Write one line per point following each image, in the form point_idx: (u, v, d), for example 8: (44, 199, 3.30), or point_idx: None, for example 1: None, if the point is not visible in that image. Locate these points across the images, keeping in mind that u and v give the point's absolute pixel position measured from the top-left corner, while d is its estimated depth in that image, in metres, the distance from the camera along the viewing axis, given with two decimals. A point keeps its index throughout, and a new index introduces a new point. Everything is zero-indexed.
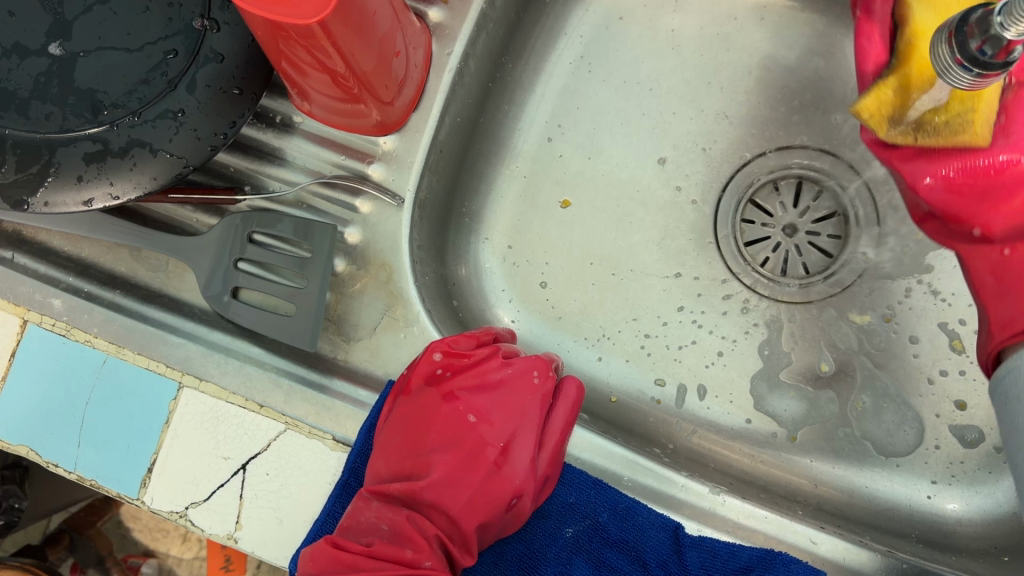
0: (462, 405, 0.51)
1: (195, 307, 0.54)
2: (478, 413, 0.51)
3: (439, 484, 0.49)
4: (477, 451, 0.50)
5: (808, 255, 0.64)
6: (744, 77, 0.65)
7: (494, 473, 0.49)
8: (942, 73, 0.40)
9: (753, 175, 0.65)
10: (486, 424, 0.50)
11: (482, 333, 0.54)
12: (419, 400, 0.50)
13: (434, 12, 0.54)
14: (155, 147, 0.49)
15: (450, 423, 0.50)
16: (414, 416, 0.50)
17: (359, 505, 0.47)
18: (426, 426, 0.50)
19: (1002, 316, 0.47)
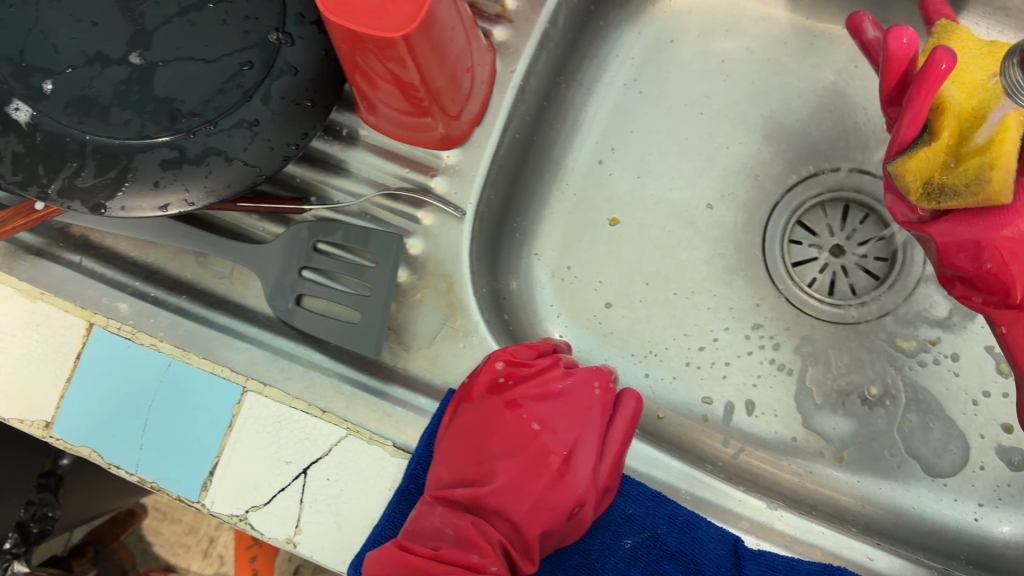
0: (524, 413, 0.51)
1: (259, 313, 0.55)
2: (542, 422, 0.51)
3: (503, 490, 0.49)
4: (542, 459, 0.50)
5: (855, 277, 0.65)
6: (793, 101, 0.66)
7: (557, 481, 0.50)
8: (1010, 92, 0.40)
9: (801, 197, 0.66)
10: (550, 432, 0.51)
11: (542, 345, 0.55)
12: (483, 406, 0.51)
13: (499, 31, 0.55)
14: (230, 156, 0.50)
15: (514, 432, 0.51)
16: (479, 423, 0.51)
17: (423, 510, 0.48)
18: (490, 434, 0.51)
19: None
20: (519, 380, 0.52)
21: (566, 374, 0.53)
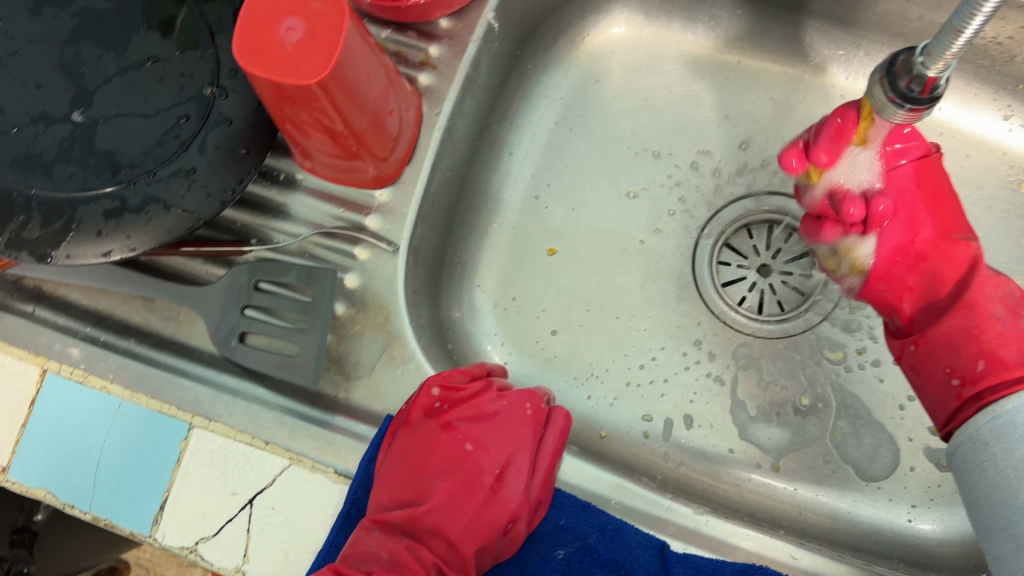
0: (460, 434, 0.54)
1: (205, 352, 0.57)
2: (475, 442, 0.54)
3: (438, 509, 0.52)
4: (475, 478, 0.53)
5: (783, 294, 0.68)
6: (714, 130, 0.70)
7: (490, 498, 0.53)
8: (879, 110, 0.44)
9: (728, 219, 0.69)
10: (482, 452, 0.54)
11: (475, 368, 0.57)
12: (421, 428, 0.53)
13: (423, 76, 0.59)
14: (169, 203, 0.53)
15: (449, 454, 0.54)
16: (417, 445, 0.53)
17: (361, 533, 0.50)
18: (427, 456, 0.54)
19: (933, 410, 0.55)
20: (454, 402, 0.54)
21: (497, 395, 0.55)
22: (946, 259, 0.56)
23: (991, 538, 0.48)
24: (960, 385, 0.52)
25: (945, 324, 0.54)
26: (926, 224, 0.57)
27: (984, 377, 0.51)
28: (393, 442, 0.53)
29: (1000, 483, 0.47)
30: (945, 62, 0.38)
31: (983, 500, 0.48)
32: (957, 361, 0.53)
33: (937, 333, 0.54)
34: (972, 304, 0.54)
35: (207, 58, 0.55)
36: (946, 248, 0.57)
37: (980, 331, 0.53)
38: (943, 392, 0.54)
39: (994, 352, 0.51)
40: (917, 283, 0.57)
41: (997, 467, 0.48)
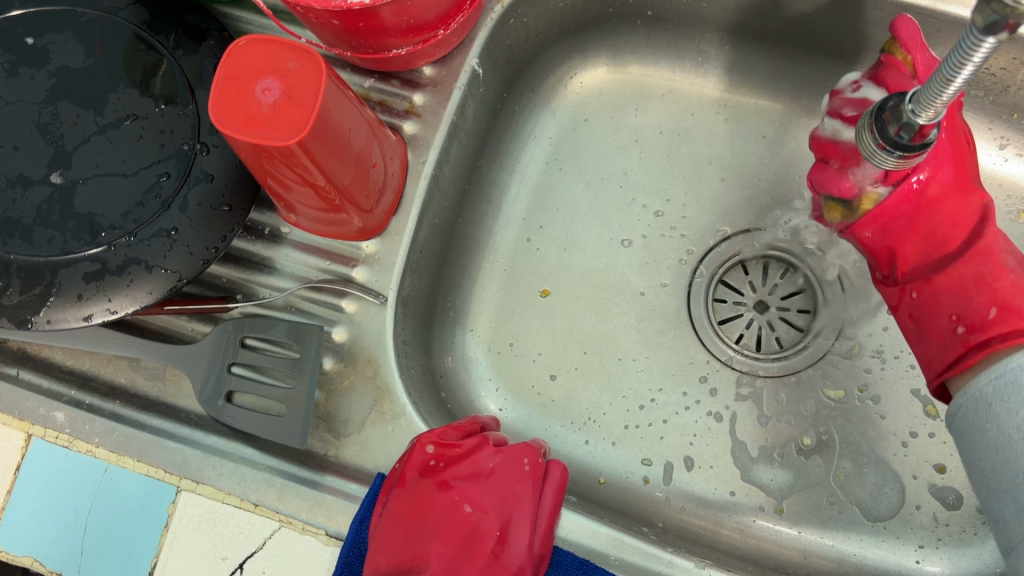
0: (457, 492, 0.51)
1: (191, 413, 0.55)
2: (473, 502, 0.51)
3: None
4: (476, 539, 0.50)
5: (781, 330, 0.67)
6: (705, 167, 0.69)
7: (492, 561, 0.50)
8: (869, 157, 0.43)
9: (724, 255, 0.68)
10: (481, 512, 0.51)
11: (468, 423, 0.56)
12: (416, 488, 0.51)
13: (408, 126, 0.58)
14: (150, 264, 0.52)
15: (448, 514, 0.50)
16: (413, 504, 0.50)
17: None
18: (424, 517, 0.50)
19: (927, 358, 0.54)
20: (448, 461, 0.52)
21: (494, 452, 0.54)
22: (958, 205, 0.55)
23: (994, 499, 0.47)
24: (965, 333, 0.51)
25: (957, 268, 0.53)
26: (948, 168, 0.54)
27: (994, 324, 0.50)
28: (388, 506, 0.50)
29: (1003, 446, 0.46)
30: (935, 110, 0.37)
31: (985, 461, 0.47)
32: (967, 309, 0.52)
33: (946, 280, 0.54)
34: (987, 250, 0.53)
35: (187, 113, 0.55)
36: (960, 195, 0.55)
37: (992, 278, 0.52)
38: (944, 342, 0.53)
39: (1006, 302, 0.50)
40: (928, 226, 0.55)
41: (1000, 428, 0.46)
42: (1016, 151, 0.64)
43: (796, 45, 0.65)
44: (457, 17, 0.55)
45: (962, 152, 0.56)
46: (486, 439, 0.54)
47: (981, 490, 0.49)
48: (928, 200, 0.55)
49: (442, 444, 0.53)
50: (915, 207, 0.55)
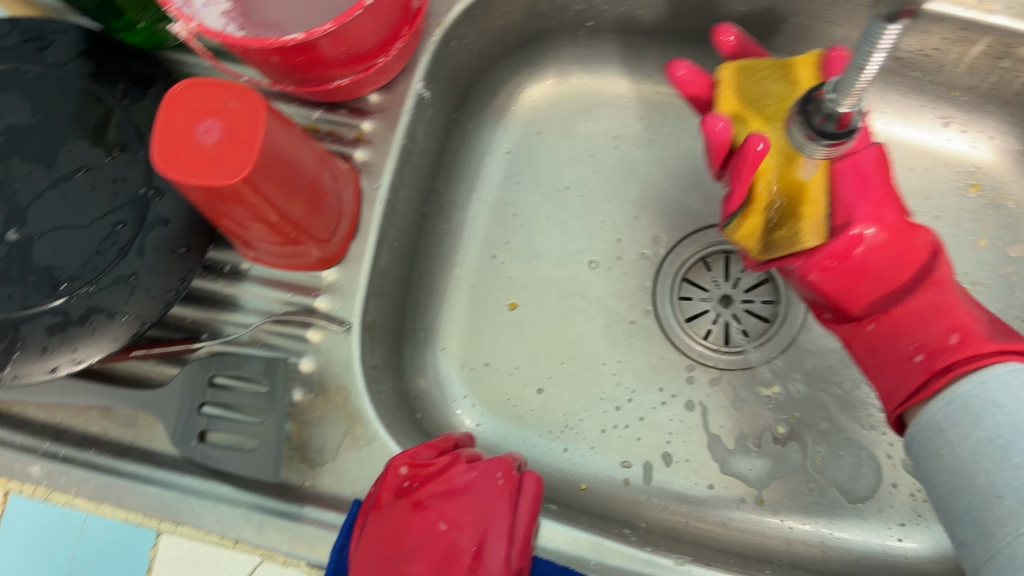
0: (434, 512, 0.52)
1: (166, 455, 0.56)
2: (450, 520, 0.52)
3: None
4: (453, 556, 0.50)
5: (746, 322, 0.68)
6: (658, 170, 0.71)
7: None
8: (799, 149, 0.44)
9: (682, 256, 0.69)
10: (457, 529, 0.51)
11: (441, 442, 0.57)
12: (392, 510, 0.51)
13: (358, 152, 0.59)
14: (112, 311, 0.52)
15: (425, 533, 0.51)
16: (391, 525, 0.51)
17: None
18: (401, 537, 0.50)
19: (888, 388, 0.52)
20: (424, 481, 0.53)
21: (470, 470, 0.54)
22: (908, 244, 0.52)
23: (955, 525, 0.46)
24: (927, 360, 0.50)
25: (913, 299, 0.52)
26: (890, 209, 0.52)
27: (959, 348, 0.49)
28: (365, 529, 0.51)
29: (960, 469, 0.45)
30: (855, 98, 0.38)
31: (942, 488, 0.46)
32: (926, 336, 0.50)
33: (903, 312, 0.52)
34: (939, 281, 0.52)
35: (139, 160, 0.55)
36: (906, 234, 0.52)
37: (949, 307, 0.51)
38: (903, 370, 0.51)
39: (965, 327, 0.49)
40: (878, 266, 0.52)
41: (954, 453, 0.46)
42: (960, 128, 0.65)
43: None
44: (397, 43, 0.56)
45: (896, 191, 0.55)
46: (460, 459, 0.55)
47: (943, 519, 0.47)
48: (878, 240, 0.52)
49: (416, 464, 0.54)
50: (863, 252, 0.52)
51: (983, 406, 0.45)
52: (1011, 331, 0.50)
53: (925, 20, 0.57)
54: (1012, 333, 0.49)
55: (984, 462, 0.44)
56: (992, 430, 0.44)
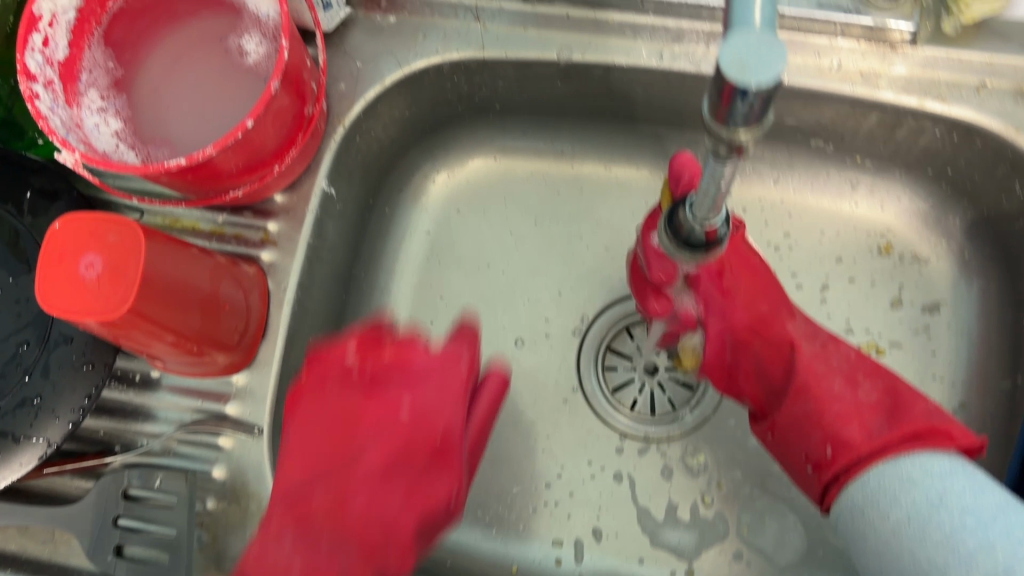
0: (388, 459, 0.48)
1: (82, 571, 0.56)
2: (407, 398, 0.51)
3: (371, 493, 0.48)
4: (414, 439, 0.49)
5: (671, 390, 0.68)
6: (578, 244, 0.70)
7: (433, 462, 0.49)
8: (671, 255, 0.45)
9: (605, 327, 0.69)
10: (414, 403, 0.50)
11: (452, 353, 0.52)
12: (365, 498, 0.48)
13: (266, 254, 0.59)
14: (16, 435, 0.53)
15: (377, 418, 0.50)
16: (353, 542, 0.47)
17: (269, 546, 0.46)
18: (352, 426, 0.50)
19: (801, 486, 0.55)
20: (393, 416, 0.50)
21: (456, 413, 0.51)
22: (766, 343, 0.56)
23: None
24: (817, 470, 0.52)
25: (788, 409, 0.53)
26: (735, 312, 0.57)
27: (836, 457, 0.50)
28: (313, 486, 0.48)
29: (884, 549, 0.46)
30: (715, 213, 0.40)
31: (872, 570, 0.47)
32: (810, 447, 0.52)
33: (786, 420, 0.54)
34: (804, 388, 0.53)
35: None
36: (765, 330, 0.56)
37: (820, 417, 0.51)
38: (804, 475, 0.53)
39: (837, 435, 0.50)
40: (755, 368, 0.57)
41: (878, 535, 0.46)
42: (869, 191, 0.66)
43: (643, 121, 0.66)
44: (291, 150, 0.55)
45: (754, 285, 0.58)
46: (446, 448, 0.50)
47: None
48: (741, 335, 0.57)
49: (388, 463, 0.48)
50: (729, 354, 0.58)
51: (898, 484, 0.46)
52: (889, 412, 0.51)
53: (816, 98, 0.58)
54: (887, 425, 0.50)
55: (905, 540, 0.44)
56: (909, 508, 0.45)
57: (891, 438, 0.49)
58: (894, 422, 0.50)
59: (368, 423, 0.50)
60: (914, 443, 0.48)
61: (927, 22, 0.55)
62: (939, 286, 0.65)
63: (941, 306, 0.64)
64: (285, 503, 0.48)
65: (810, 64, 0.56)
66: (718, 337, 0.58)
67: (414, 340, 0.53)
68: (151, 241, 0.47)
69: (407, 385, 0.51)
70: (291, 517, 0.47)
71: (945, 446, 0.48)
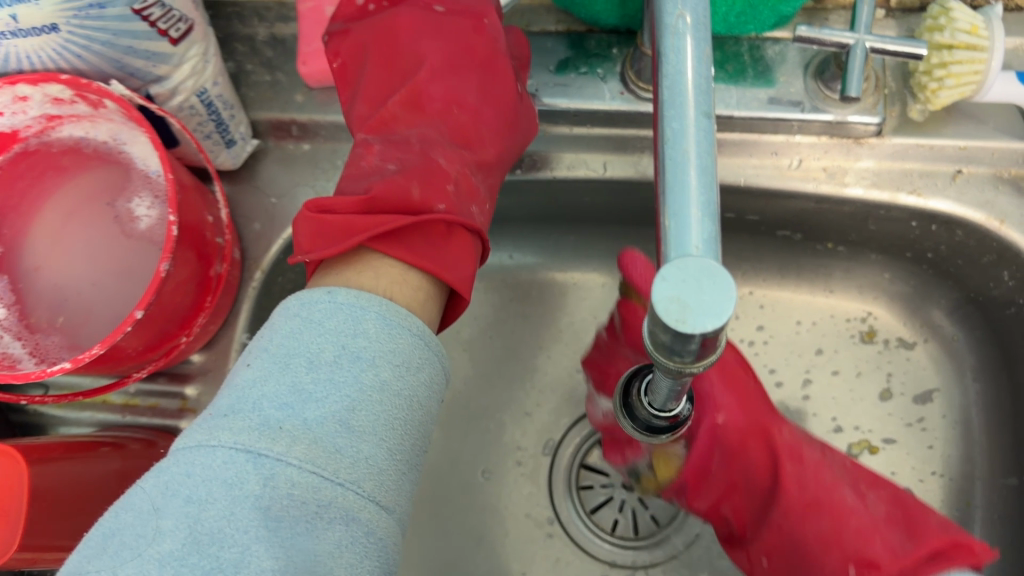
0: (438, 125, 0.49)
1: None
2: (443, 1, 0.51)
3: (439, 72, 0.50)
4: (469, 41, 0.50)
5: (655, 506, 0.61)
6: (538, 354, 0.65)
7: (491, 53, 0.49)
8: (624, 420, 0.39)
9: (576, 441, 0.63)
10: (451, 7, 0.51)
11: (469, 3, 0.51)
12: (397, 160, 0.46)
13: (185, 424, 0.52)
14: None
15: (416, 25, 0.51)
16: (405, 176, 0.45)
17: (362, 156, 0.47)
18: (393, 39, 0.51)
19: None
20: (419, 68, 0.50)
21: (513, 84, 0.49)
22: (758, 451, 0.51)
23: None
24: None
25: (793, 526, 0.47)
26: (735, 410, 0.51)
27: None
28: (386, 104, 0.49)
29: None
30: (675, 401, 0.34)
31: None
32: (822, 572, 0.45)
33: (789, 539, 0.47)
34: (818, 501, 0.47)
35: None
36: (758, 438, 0.51)
37: (836, 533, 0.46)
38: None
39: (860, 554, 0.45)
40: (740, 479, 0.51)
41: None
42: (841, 281, 0.61)
43: (595, 225, 0.62)
44: (200, 317, 0.49)
45: (741, 385, 0.53)
46: (493, 57, 0.49)
47: None
48: (736, 442, 0.51)
49: (448, 60, 0.50)
50: (721, 461, 0.51)
51: None
52: (902, 525, 0.46)
53: (777, 198, 0.53)
54: (908, 539, 0.45)
55: None
56: None
57: (919, 554, 0.43)
58: (915, 538, 0.44)
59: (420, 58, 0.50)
60: (942, 560, 0.43)
61: (891, 110, 0.50)
62: (930, 374, 0.59)
63: (934, 397, 0.59)
64: (363, 124, 0.49)
65: (767, 164, 0.51)
66: (706, 440, 0.51)
67: (409, 11, 0.51)
68: (36, 464, 0.43)
69: (430, 31, 0.50)
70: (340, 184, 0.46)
71: (966, 561, 0.43)
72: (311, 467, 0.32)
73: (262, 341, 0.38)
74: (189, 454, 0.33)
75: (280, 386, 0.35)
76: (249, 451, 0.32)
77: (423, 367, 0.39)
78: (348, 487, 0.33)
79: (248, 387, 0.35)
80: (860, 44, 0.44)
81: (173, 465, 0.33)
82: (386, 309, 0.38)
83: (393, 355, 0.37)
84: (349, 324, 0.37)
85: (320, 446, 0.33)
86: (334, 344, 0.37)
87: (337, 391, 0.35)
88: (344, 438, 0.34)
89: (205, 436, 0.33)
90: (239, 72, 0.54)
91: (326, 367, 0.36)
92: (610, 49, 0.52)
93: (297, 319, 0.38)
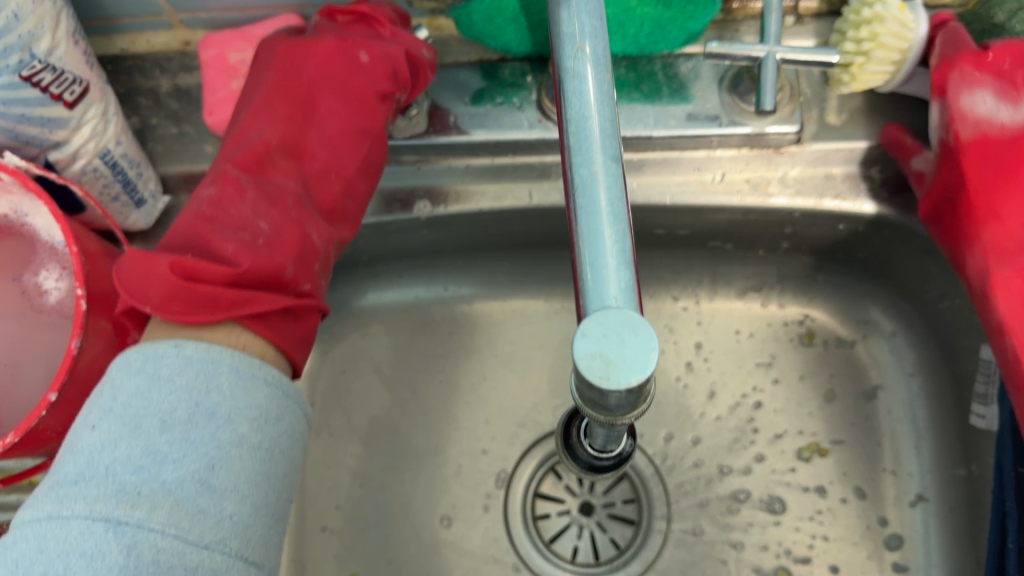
0: (313, 188, 0.46)
1: None
2: (372, 53, 0.47)
3: (335, 139, 0.47)
4: (369, 122, 0.47)
5: (614, 530, 0.58)
6: (482, 383, 0.63)
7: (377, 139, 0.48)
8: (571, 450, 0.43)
9: (529, 470, 0.60)
10: (375, 66, 0.47)
11: (396, 69, 0.47)
12: (273, 221, 0.42)
13: None
14: None
15: (331, 71, 0.47)
16: (277, 248, 0.42)
17: (231, 197, 0.42)
18: (300, 74, 0.46)
19: None
20: (313, 113, 0.47)
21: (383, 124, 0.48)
22: None
23: None
24: None
25: None
26: None
27: None
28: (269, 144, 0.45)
29: None
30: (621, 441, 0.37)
31: None
32: None
33: None
34: None
35: None
36: None
37: None
38: None
39: None
40: None
41: None
42: (775, 285, 0.62)
43: (532, 252, 0.62)
44: None
45: None
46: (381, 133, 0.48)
47: None
48: None
49: (350, 130, 0.47)
50: None
51: None
52: None
53: (704, 213, 0.53)
54: None
55: None
56: None
57: None
58: None
59: (318, 110, 0.47)
60: None
61: (810, 116, 0.50)
62: (870, 372, 0.60)
63: (878, 394, 0.59)
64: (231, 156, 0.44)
65: (691, 180, 0.51)
66: None
67: (336, 45, 0.47)
68: None
69: (338, 87, 0.47)
70: (200, 224, 0.41)
71: None
72: (173, 531, 0.32)
73: (102, 399, 0.36)
74: (39, 529, 0.32)
75: (132, 449, 0.34)
76: (107, 521, 0.32)
77: (282, 416, 0.39)
78: (213, 548, 0.33)
79: (95, 451, 0.34)
80: (770, 56, 0.44)
81: (23, 540, 0.32)
82: (239, 360, 0.38)
83: (250, 409, 0.37)
84: (201, 380, 0.36)
85: (181, 509, 0.33)
86: (186, 402, 0.36)
87: (194, 449, 0.35)
88: (206, 499, 0.34)
89: (55, 507, 0.32)
90: (145, 127, 0.53)
91: (180, 427, 0.35)
92: (524, 77, 0.52)
93: (142, 375, 0.36)
